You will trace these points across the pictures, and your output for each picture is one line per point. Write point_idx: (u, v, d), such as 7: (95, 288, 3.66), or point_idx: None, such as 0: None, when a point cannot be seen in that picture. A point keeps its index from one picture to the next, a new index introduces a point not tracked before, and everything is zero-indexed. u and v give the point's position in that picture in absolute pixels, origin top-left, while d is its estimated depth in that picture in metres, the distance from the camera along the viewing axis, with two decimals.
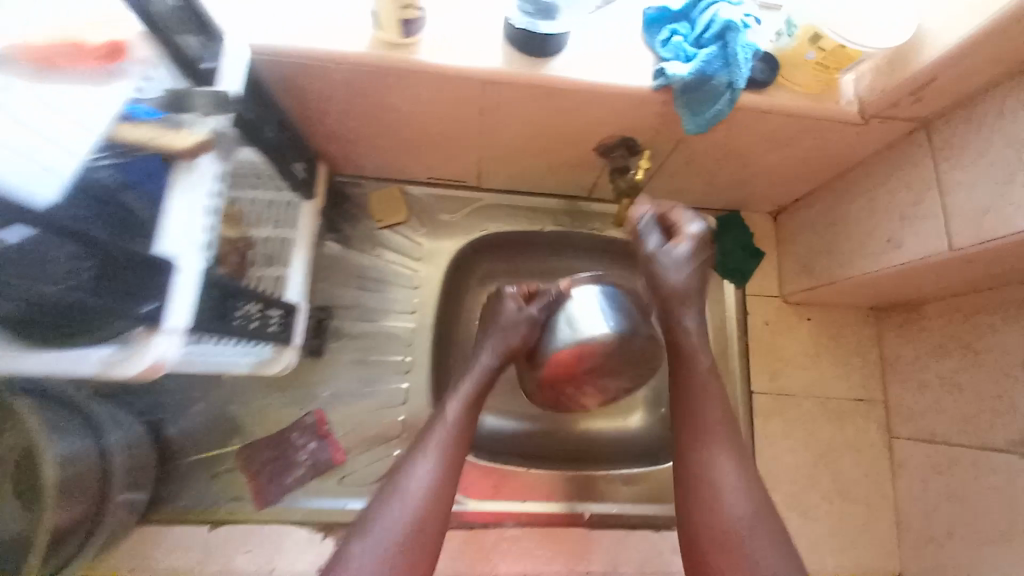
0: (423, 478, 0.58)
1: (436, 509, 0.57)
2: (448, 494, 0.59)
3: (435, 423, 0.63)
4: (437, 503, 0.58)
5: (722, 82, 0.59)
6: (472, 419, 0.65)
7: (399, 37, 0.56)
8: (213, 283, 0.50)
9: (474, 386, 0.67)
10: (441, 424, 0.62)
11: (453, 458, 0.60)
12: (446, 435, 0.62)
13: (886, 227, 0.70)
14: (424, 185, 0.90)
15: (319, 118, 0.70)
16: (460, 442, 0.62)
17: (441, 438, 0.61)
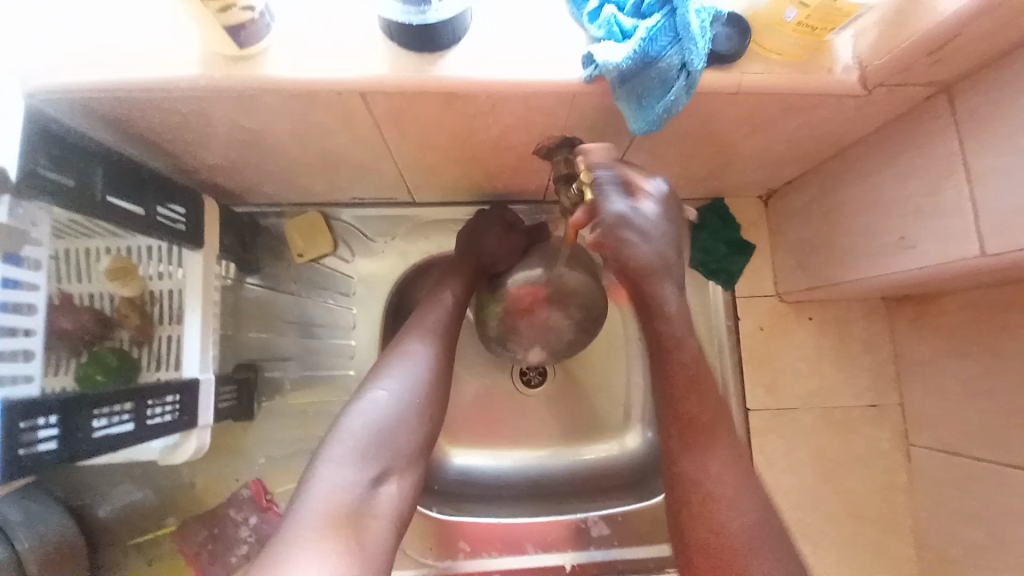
0: (404, 381, 0.59)
1: (415, 415, 0.58)
2: (429, 405, 0.60)
3: (411, 334, 0.64)
4: (418, 409, 0.59)
5: (671, 65, 0.44)
6: (450, 332, 0.67)
7: (238, 51, 0.43)
8: (43, 407, 0.41)
9: (451, 308, 0.68)
10: (418, 337, 0.64)
11: (435, 368, 0.62)
12: (425, 349, 0.63)
13: (897, 223, 0.56)
14: (352, 208, 0.78)
15: (191, 153, 0.57)
16: (443, 354, 0.64)
17: (424, 355, 0.63)
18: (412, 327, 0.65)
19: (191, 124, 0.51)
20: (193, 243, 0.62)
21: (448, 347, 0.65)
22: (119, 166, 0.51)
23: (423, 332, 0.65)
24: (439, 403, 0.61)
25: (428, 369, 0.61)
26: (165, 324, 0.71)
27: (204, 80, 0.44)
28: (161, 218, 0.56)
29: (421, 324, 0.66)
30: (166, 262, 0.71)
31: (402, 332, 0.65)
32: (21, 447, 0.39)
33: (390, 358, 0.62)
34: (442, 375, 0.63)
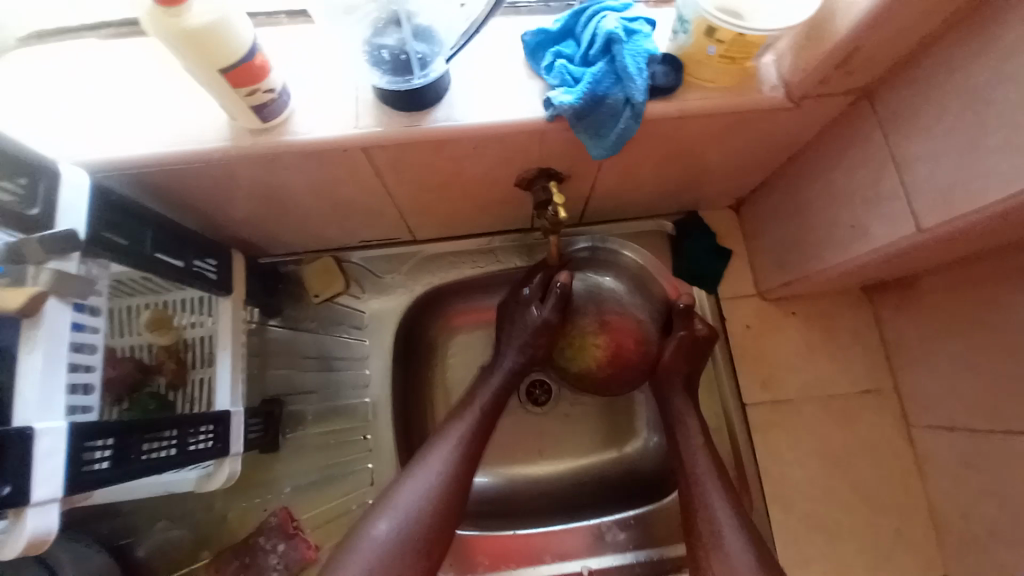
0: (400, 518, 0.63)
1: (409, 557, 0.61)
2: (428, 539, 0.63)
3: (422, 469, 0.67)
4: (415, 544, 0.62)
5: (617, 100, 0.53)
6: (465, 471, 0.69)
7: (261, 123, 0.53)
8: (103, 429, 0.47)
9: (466, 440, 0.71)
10: (425, 474, 0.67)
11: (437, 501, 0.65)
12: (430, 485, 0.66)
13: (850, 213, 0.63)
14: (361, 249, 0.86)
15: (221, 212, 0.67)
16: (451, 489, 0.66)
17: (427, 485, 0.65)
18: (424, 459, 0.68)
19: (224, 187, 0.60)
20: (223, 290, 0.70)
21: (460, 482, 0.67)
22: (166, 227, 0.58)
23: (436, 468, 0.67)
24: (445, 539, 0.65)
25: (431, 497, 0.65)
26: (197, 368, 0.77)
27: (233, 148, 0.53)
28: (197, 269, 0.65)
29: (434, 461, 0.68)
30: (197, 312, 0.78)
31: (414, 465, 0.68)
32: (82, 463, 0.45)
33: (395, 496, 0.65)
34: (453, 508, 0.66)
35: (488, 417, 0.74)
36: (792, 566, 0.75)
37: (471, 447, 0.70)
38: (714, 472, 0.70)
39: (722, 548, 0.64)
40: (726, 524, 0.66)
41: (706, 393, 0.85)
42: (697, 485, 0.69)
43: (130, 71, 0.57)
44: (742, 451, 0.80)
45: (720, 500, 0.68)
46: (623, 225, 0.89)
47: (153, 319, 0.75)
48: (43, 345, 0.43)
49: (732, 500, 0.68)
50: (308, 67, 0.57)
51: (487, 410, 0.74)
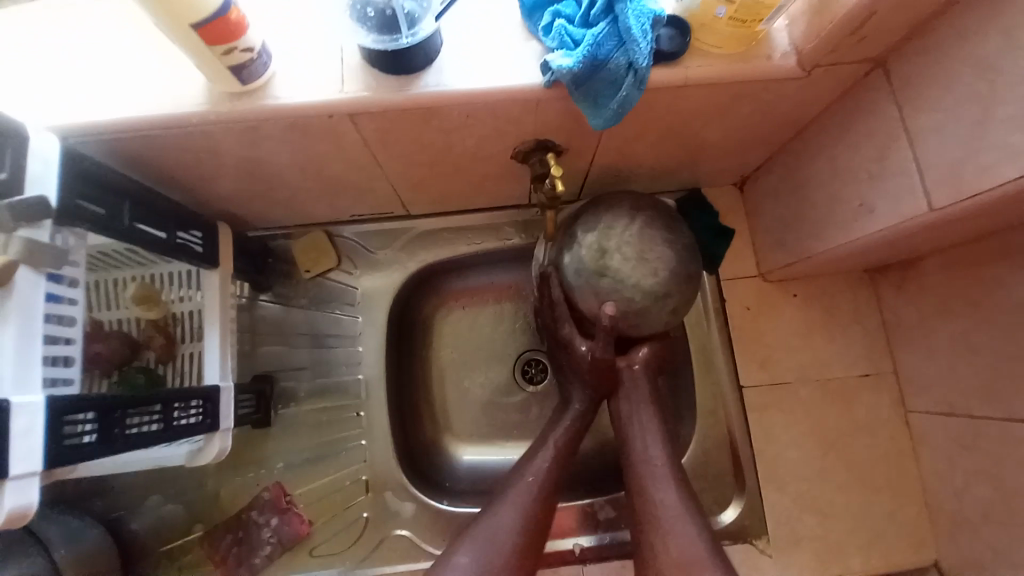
0: (484, 554, 0.59)
1: (518, 556, 0.59)
2: (525, 554, 0.60)
3: (503, 506, 0.62)
4: (506, 563, 0.59)
5: (619, 64, 0.50)
6: (551, 497, 0.64)
7: (240, 87, 0.50)
8: (84, 405, 0.46)
9: (547, 475, 0.65)
10: (509, 507, 0.62)
11: (526, 529, 0.61)
12: (518, 514, 0.62)
13: (856, 191, 0.60)
14: (353, 224, 0.83)
15: (203, 184, 0.64)
16: (546, 486, 0.64)
17: (518, 522, 0.61)
18: (503, 498, 0.63)
19: (203, 157, 0.58)
20: (209, 264, 0.68)
21: (552, 494, 0.64)
22: (146, 198, 0.56)
23: (529, 481, 0.64)
24: (525, 567, 0.60)
25: (536, 501, 0.63)
26: (186, 343, 0.76)
27: (212, 114, 0.50)
28: (181, 242, 0.63)
29: (536, 465, 0.66)
30: (185, 287, 0.76)
31: (494, 509, 0.62)
32: (65, 439, 0.44)
33: (487, 519, 0.62)
34: (536, 543, 0.61)
35: (568, 448, 0.68)
36: (782, 546, 0.75)
37: (562, 459, 0.67)
38: (673, 477, 0.65)
39: (679, 551, 0.59)
40: (685, 534, 0.60)
41: (700, 377, 0.82)
42: (649, 490, 0.64)
43: (100, 30, 0.54)
44: (736, 433, 0.79)
45: (672, 494, 0.63)
46: None
47: (140, 294, 0.73)
48: (14, 316, 0.41)
49: (691, 507, 0.63)
50: (288, 27, 0.54)
51: (565, 436, 0.69)
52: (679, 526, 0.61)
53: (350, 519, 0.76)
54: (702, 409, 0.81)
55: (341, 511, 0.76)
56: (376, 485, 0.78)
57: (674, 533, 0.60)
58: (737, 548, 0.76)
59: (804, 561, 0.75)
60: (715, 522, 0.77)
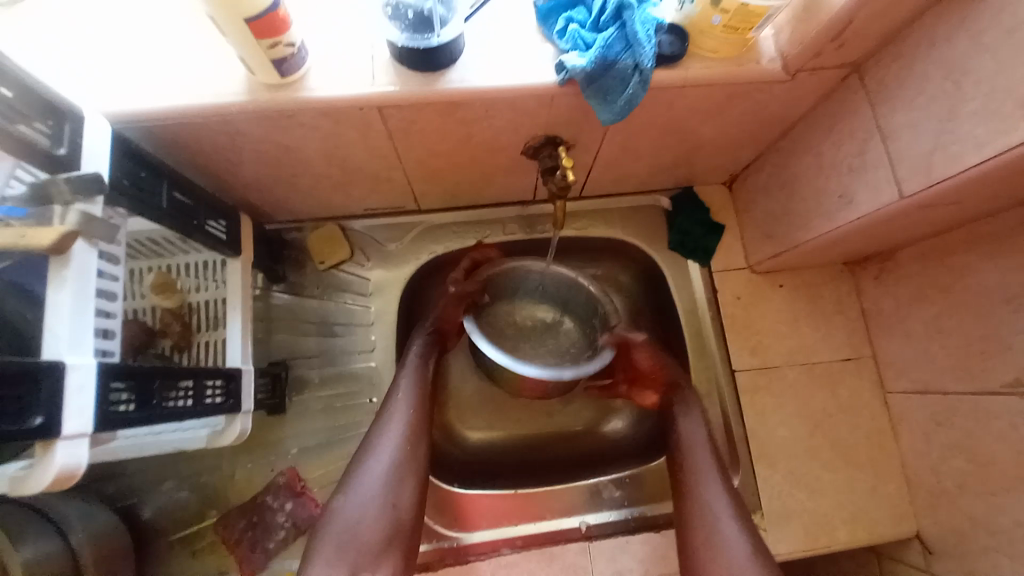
0: (359, 509, 0.65)
1: (390, 494, 0.67)
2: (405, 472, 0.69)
3: (364, 472, 0.68)
4: (383, 512, 0.66)
5: (627, 65, 0.55)
6: (421, 416, 0.74)
7: (280, 78, 0.54)
8: (128, 373, 0.47)
9: (404, 423, 0.72)
10: (369, 473, 0.68)
11: (405, 450, 0.70)
12: (381, 475, 0.68)
13: (837, 183, 0.67)
14: (366, 218, 0.87)
15: (230, 172, 0.67)
16: (411, 437, 0.71)
17: (382, 476, 0.68)
18: (362, 466, 0.69)
19: (238, 145, 0.61)
20: (233, 250, 0.71)
21: (419, 424, 0.73)
22: (179, 184, 0.59)
23: (377, 455, 0.69)
24: (412, 481, 0.69)
25: (405, 433, 0.71)
26: (203, 331, 0.77)
27: (251, 103, 0.54)
28: (207, 229, 0.65)
29: (388, 431, 0.71)
30: (202, 277, 0.78)
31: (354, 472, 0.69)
32: (111, 404, 0.45)
33: (354, 479, 0.68)
34: (415, 460, 0.70)
35: (421, 391, 0.76)
36: (777, 521, 0.80)
37: (421, 396, 0.75)
38: (716, 471, 0.73)
39: (729, 558, 0.66)
40: (733, 536, 0.67)
41: (696, 360, 0.88)
42: (700, 490, 0.72)
43: (145, 24, 0.57)
44: (730, 413, 0.84)
45: (717, 491, 0.71)
46: (621, 198, 0.92)
47: (157, 282, 0.74)
48: (72, 283, 0.43)
49: (730, 492, 0.71)
50: (325, 27, 0.58)
51: (415, 377, 0.76)
52: (718, 510, 0.69)
53: None
54: (699, 392, 0.86)
55: None
56: None
57: (722, 537, 0.67)
58: None
59: (797, 534, 0.79)
60: None
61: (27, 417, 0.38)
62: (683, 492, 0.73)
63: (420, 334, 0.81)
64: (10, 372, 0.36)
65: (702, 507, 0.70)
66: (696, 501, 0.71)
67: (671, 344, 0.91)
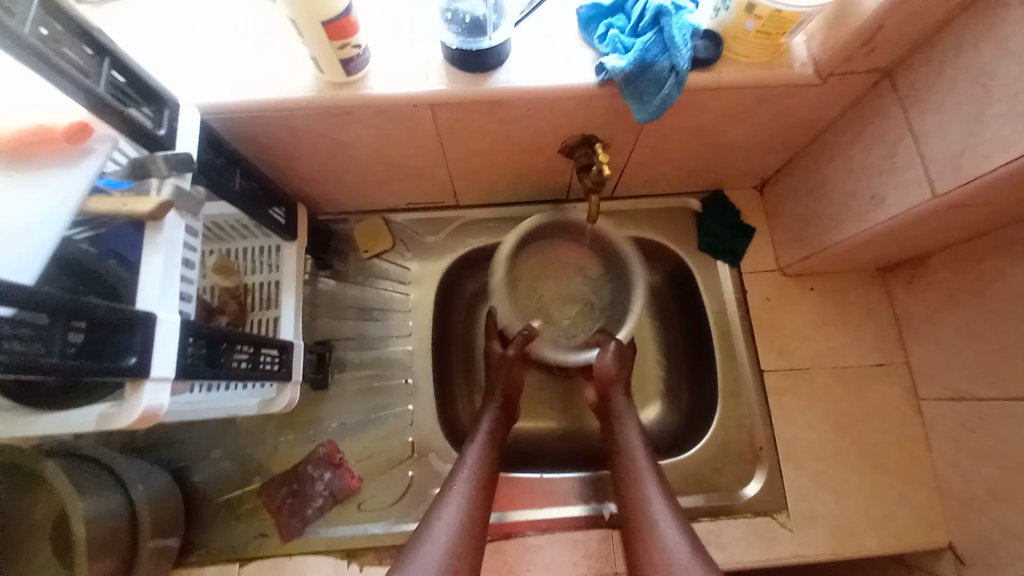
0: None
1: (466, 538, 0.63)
2: (476, 521, 0.65)
3: (423, 542, 0.61)
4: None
5: (663, 66, 0.58)
6: (490, 471, 0.71)
7: (344, 77, 0.60)
8: (202, 331, 0.53)
9: (476, 470, 0.70)
10: (430, 542, 0.61)
11: (476, 495, 0.67)
12: (441, 547, 0.61)
13: (868, 184, 0.68)
14: (407, 211, 0.93)
15: (290, 163, 0.73)
16: (475, 508, 0.66)
17: (456, 518, 0.64)
18: (423, 535, 0.62)
19: (302, 138, 0.67)
20: (289, 234, 0.77)
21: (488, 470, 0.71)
22: (248, 170, 0.66)
23: (440, 521, 0.63)
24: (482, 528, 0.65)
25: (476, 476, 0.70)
26: (257, 311, 0.83)
27: (318, 98, 0.60)
28: (269, 213, 0.72)
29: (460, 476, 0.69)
30: (259, 260, 0.85)
31: (415, 543, 0.61)
32: (187, 357, 0.51)
33: (411, 554, 0.60)
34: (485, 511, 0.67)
35: (487, 468, 0.71)
36: (801, 523, 0.79)
37: (490, 449, 0.74)
38: (655, 473, 0.71)
39: (664, 551, 0.62)
40: (671, 533, 0.63)
41: (722, 359, 0.88)
42: (646, 512, 0.67)
43: (228, 28, 0.64)
44: (756, 413, 0.85)
45: (656, 494, 0.69)
46: (652, 200, 0.95)
47: (218, 264, 0.81)
48: (164, 247, 0.49)
49: (670, 496, 0.69)
50: (385, 32, 0.64)
51: (482, 454, 0.73)
52: (665, 530, 0.64)
53: (396, 478, 0.82)
54: (724, 391, 0.87)
55: (388, 470, 0.82)
56: (419, 448, 0.83)
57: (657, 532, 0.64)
58: (757, 522, 0.80)
59: (822, 537, 0.79)
60: (739, 496, 0.81)
61: (123, 356, 0.43)
62: (631, 517, 0.68)
63: (491, 409, 0.79)
64: (113, 314, 0.42)
65: (641, 504, 0.68)
66: (637, 498, 0.69)
67: (698, 343, 0.93)
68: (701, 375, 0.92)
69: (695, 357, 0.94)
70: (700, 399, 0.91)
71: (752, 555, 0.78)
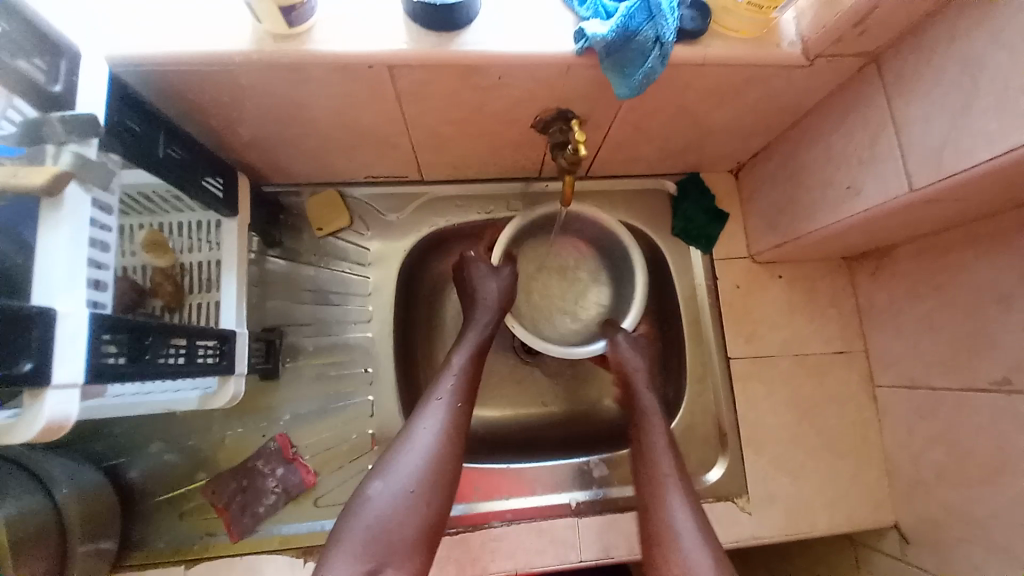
0: (396, 488, 0.60)
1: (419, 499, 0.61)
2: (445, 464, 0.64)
3: (403, 453, 0.63)
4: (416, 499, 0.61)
5: (649, 37, 0.53)
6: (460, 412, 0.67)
7: (287, 29, 0.52)
8: (120, 326, 0.46)
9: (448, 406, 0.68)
10: (409, 453, 0.63)
11: (438, 452, 0.64)
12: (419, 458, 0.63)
13: (846, 174, 0.66)
14: (367, 186, 0.85)
15: (229, 128, 0.64)
16: (456, 419, 0.67)
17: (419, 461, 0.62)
18: (403, 446, 0.64)
19: (241, 100, 0.59)
20: (229, 209, 0.69)
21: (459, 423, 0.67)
22: (177, 135, 0.57)
23: (422, 430, 0.65)
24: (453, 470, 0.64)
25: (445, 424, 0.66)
26: (195, 293, 0.75)
27: (258, 54, 0.52)
28: (205, 184, 0.63)
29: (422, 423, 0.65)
30: (196, 236, 0.75)
31: (394, 452, 0.63)
32: (102, 356, 0.44)
33: (390, 461, 0.63)
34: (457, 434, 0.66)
35: (470, 377, 0.72)
36: (760, 505, 0.81)
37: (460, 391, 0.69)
38: (679, 480, 0.70)
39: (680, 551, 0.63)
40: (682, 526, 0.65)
41: (692, 347, 0.87)
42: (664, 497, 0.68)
43: None
44: (723, 401, 0.85)
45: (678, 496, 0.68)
46: (627, 181, 0.91)
47: (149, 240, 0.72)
48: (67, 227, 0.41)
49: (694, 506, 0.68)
50: None
51: (467, 363, 0.73)
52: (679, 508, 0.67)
53: (356, 471, 0.78)
54: (693, 377, 0.87)
55: (348, 463, 0.78)
56: (381, 439, 0.79)
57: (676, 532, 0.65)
58: (718, 506, 0.81)
59: (779, 518, 0.81)
60: (703, 481, 0.82)
61: (15, 362, 0.36)
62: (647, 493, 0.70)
63: (474, 330, 0.77)
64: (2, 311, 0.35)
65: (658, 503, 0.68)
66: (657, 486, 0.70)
67: (668, 330, 0.92)
68: (671, 362, 0.91)
69: (664, 343, 0.93)
70: (668, 387, 0.91)
71: (714, 537, 0.80)
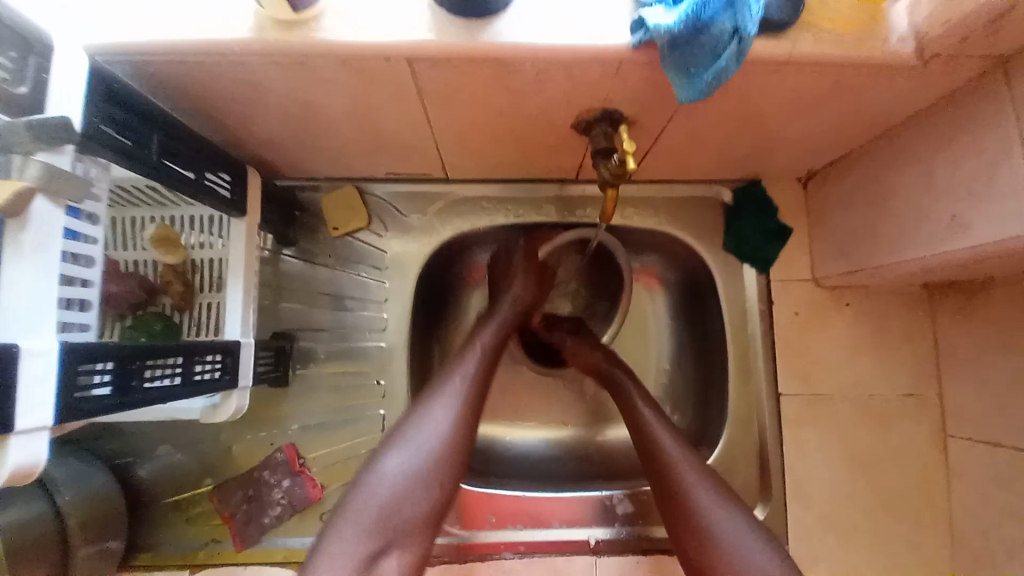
0: (396, 482, 0.52)
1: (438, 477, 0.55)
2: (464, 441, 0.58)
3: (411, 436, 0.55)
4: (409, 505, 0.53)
5: (724, 29, 0.43)
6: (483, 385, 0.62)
7: (291, 15, 0.44)
8: (102, 353, 0.41)
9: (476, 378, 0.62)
10: (418, 439, 0.55)
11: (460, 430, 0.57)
12: (425, 451, 0.55)
13: (949, 202, 0.54)
14: (386, 183, 0.78)
15: (232, 122, 0.58)
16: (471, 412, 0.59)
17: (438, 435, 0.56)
18: (414, 429, 0.56)
19: (238, 93, 0.52)
20: (237, 211, 0.64)
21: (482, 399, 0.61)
22: (177, 133, 0.52)
23: (436, 417, 0.57)
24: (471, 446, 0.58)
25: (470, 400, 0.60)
26: (205, 293, 0.71)
27: (258, 43, 0.45)
28: (209, 184, 0.58)
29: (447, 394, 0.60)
30: (206, 233, 0.70)
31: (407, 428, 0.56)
32: (77, 390, 0.40)
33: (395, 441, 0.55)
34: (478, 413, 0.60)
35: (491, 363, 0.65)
36: (799, 560, 0.74)
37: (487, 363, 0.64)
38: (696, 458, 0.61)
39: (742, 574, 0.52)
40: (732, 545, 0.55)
41: (736, 379, 0.78)
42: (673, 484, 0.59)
43: None
44: (766, 442, 0.77)
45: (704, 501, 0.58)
46: (675, 188, 0.81)
47: (159, 235, 0.68)
48: (29, 251, 0.38)
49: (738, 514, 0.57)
50: None
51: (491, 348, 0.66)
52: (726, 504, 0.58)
53: None
54: (735, 413, 0.78)
55: None
56: None
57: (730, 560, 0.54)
58: None
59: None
60: None
61: None
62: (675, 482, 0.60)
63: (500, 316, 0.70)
64: None
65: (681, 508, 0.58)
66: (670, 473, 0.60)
67: (709, 356, 0.83)
68: (710, 391, 0.83)
69: (704, 370, 0.84)
70: (705, 418, 0.82)
71: None
